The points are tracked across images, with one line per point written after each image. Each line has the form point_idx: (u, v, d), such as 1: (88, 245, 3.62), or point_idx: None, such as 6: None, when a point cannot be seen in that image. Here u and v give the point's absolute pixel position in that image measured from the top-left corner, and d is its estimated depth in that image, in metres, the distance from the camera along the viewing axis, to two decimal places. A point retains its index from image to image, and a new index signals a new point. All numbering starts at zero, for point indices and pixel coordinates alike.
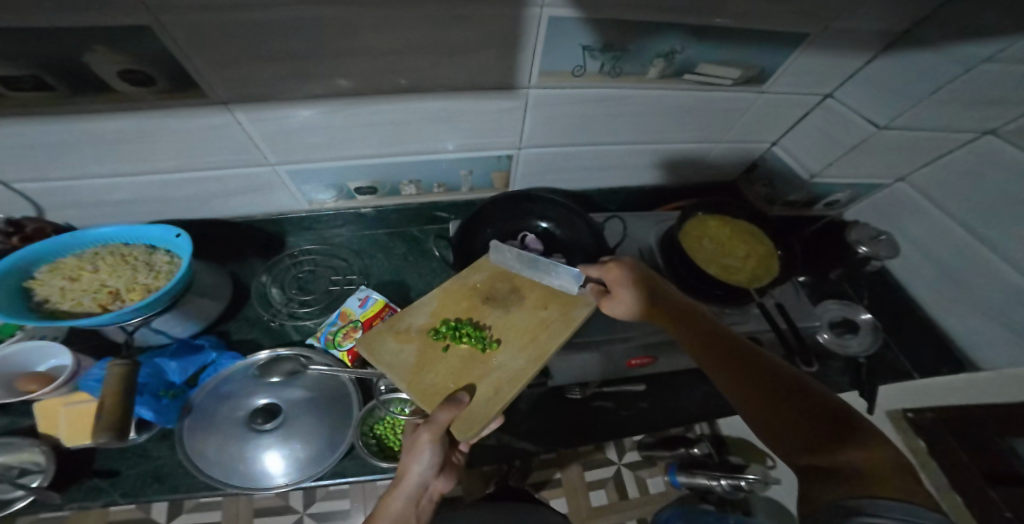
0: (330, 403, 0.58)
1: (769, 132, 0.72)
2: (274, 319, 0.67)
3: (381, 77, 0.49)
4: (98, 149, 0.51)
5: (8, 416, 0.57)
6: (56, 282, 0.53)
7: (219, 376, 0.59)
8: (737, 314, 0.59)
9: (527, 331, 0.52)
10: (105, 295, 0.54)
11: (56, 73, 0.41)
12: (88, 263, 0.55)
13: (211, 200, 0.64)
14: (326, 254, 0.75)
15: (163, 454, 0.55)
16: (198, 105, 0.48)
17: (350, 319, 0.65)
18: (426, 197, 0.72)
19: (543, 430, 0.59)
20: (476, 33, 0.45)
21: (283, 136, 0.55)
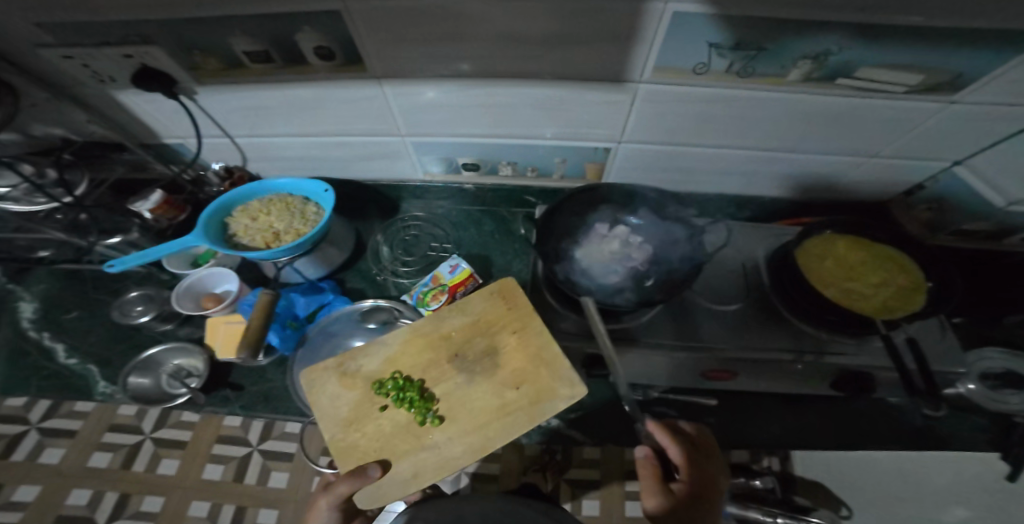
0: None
1: (952, 150, 0.59)
2: (380, 273, 0.76)
3: (511, 64, 0.54)
4: (285, 111, 0.64)
5: (189, 326, 0.68)
6: (243, 220, 0.67)
7: (330, 317, 0.68)
8: (851, 344, 0.53)
9: (482, 414, 0.52)
10: (272, 235, 0.66)
11: (280, 49, 0.53)
12: (262, 208, 0.68)
13: (352, 163, 0.76)
14: (431, 223, 0.82)
15: (275, 378, 0.63)
16: (359, 77, 0.58)
17: (439, 283, 0.69)
18: (519, 180, 0.76)
19: (597, 422, 0.59)
20: (607, 25, 0.45)
21: (417, 110, 0.63)
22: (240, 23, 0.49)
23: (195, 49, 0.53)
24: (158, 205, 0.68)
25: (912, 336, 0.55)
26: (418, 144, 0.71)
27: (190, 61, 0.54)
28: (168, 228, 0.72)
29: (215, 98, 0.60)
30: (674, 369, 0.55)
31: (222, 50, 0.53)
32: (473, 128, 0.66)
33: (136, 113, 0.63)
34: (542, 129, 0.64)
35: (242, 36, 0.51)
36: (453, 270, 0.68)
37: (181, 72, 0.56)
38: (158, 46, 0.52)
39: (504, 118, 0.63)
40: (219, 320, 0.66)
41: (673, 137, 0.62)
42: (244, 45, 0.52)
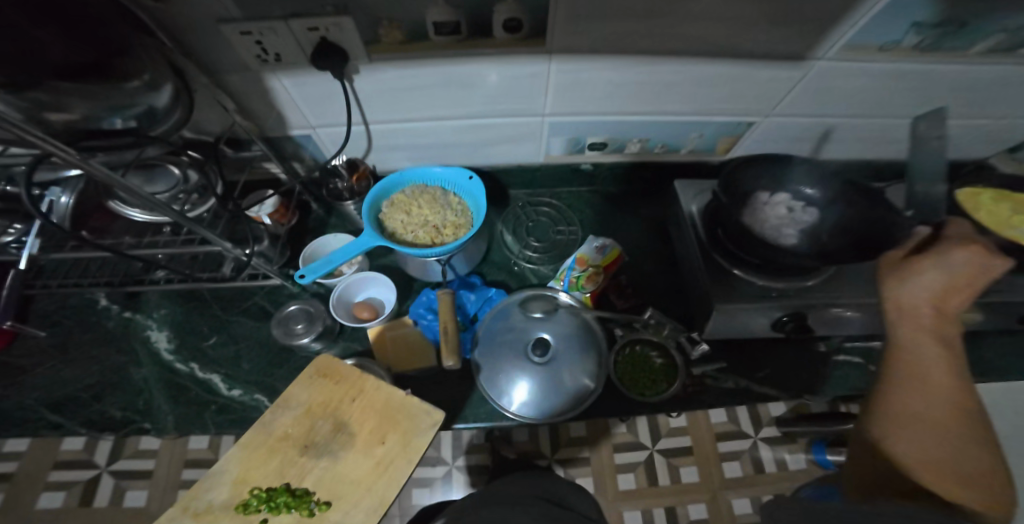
0: (580, 337, 0.66)
1: None
2: (515, 262, 0.78)
3: (699, 40, 0.53)
4: (437, 91, 0.61)
5: (344, 340, 0.69)
6: (397, 216, 0.67)
7: (496, 309, 0.70)
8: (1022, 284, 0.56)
9: (363, 477, 0.46)
10: (430, 230, 0.67)
11: (473, 19, 0.51)
12: (411, 201, 0.69)
13: (484, 148, 0.74)
14: (560, 213, 0.82)
15: (454, 382, 0.67)
16: (534, 53, 0.55)
17: (588, 264, 0.70)
18: (645, 156, 0.77)
19: (782, 376, 0.65)
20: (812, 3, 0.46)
21: (572, 87, 0.61)
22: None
23: (381, 21, 0.50)
24: (276, 209, 0.68)
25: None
26: (556, 125, 0.69)
27: (373, 31, 0.51)
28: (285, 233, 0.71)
29: (375, 75, 0.57)
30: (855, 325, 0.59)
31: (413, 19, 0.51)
32: (619, 106, 0.65)
33: (278, 99, 0.59)
34: (704, 106, 0.65)
35: (438, 5, 0.49)
36: (604, 250, 0.70)
37: (358, 44, 0.52)
38: (354, 16, 0.49)
39: (657, 94, 0.62)
40: (384, 331, 0.69)
41: (823, 108, 0.65)
42: (435, 14, 0.49)
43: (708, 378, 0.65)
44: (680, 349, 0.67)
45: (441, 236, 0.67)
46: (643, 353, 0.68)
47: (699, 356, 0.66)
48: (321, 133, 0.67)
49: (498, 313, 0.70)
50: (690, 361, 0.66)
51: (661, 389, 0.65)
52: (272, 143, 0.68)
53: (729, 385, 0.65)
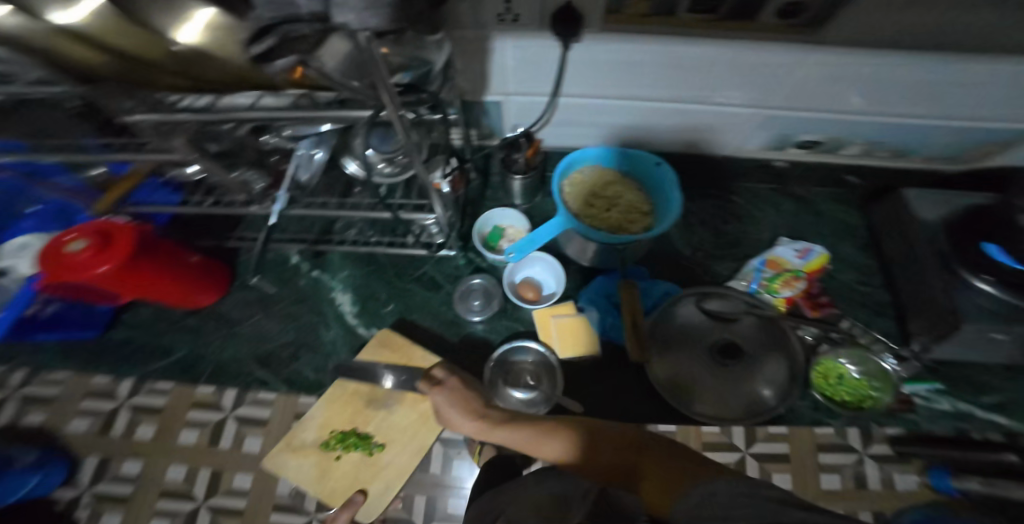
0: (768, 343, 0.62)
1: None
2: (685, 257, 0.73)
3: (978, 34, 0.49)
4: (666, 72, 0.57)
5: (509, 319, 0.69)
6: (581, 197, 0.65)
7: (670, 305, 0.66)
8: None
9: (411, 425, 0.61)
10: (614, 215, 0.65)
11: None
12: (593, 185, 0.66)
13: (677, 132, 0.71)
14: (735, 207, 0.77)
15: (621, 380, 0.64)
16: (792, 39, 0.52)
17: (788, 268, 0.68)
18: (843, 157, 0.74)
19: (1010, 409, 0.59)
20: None
21: (818, 82, 0.57)
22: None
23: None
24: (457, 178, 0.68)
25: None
26: (772, 117, 0.65)
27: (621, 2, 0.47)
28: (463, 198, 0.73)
29: (597, 47, 0.53)
30: None
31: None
32: (857, 106, 0.61)
33: (492, 63, 0.56)
34: (954, 111, 0.59)
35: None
36: (809, 256, 0.67)
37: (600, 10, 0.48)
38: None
39: (907, 94, 0.57)
40: (547, 314, 0.66)
41: None
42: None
43: (917, 399, 0.60)
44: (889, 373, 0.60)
45: (625, 222, 0.65)
46: (838, 365, 0.61)
47: (907, 374, 0.61)
48: (513, 101, 0.63)
49: (672, 309, 0.66)
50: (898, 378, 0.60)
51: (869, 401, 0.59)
52: (470, 109, 0.66)
53: (943, 407, 0.59)
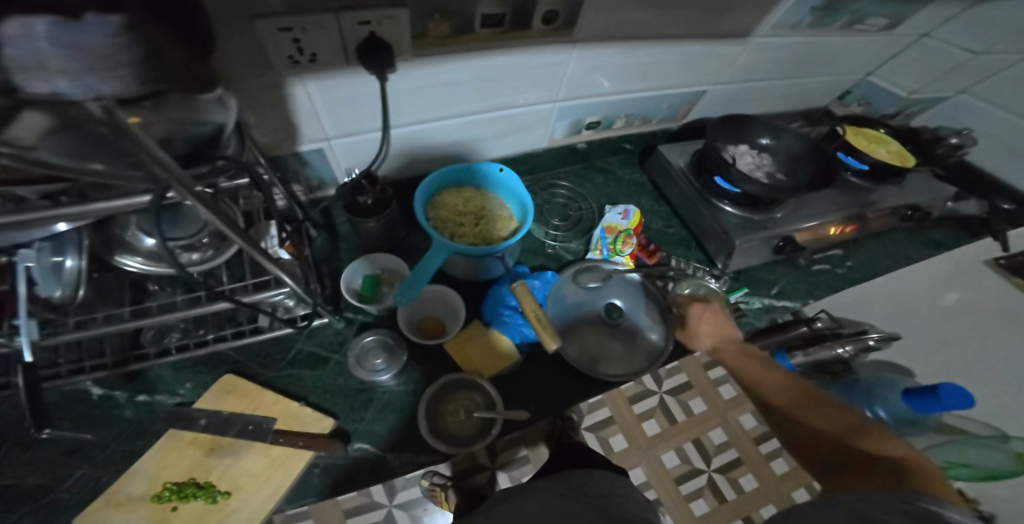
0: (638, 295, 0.74)
1: (877, 67, 0.87)
2: (548, 243, 0.81)
3: (679, 28, 0.67)
4: (471, 86, 0.59)
5: (417, 364, 0.65)
6: (447, 222, 0.65)
7: (555, 295, 0.72)
8: (898, 189, 0.82)
9: (265, 470, 0.55)
10: (483, 228, 0.66)
11: (516, 9, 0.52)
12: (454, 205, 0.67)
13: (496, 140, 0.76)
14: (569, 193, 0.88)
15: (545, 375, 0.67)
16: (559, 42, 0.60)
17: (619, 230, 0.80)
18: (626, 129, 0.90)
19: (791, 289, 0.80)
20: None
21: (584, 73, 0.68)
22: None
23: (434, 12, 0.47)
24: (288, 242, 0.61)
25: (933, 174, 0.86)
26: (564, 109, 0.76)
27: (423, 24, 0.47)
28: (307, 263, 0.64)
29: (409, 75, 0.52)
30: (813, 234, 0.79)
31: (464, 13, 0.49)
32: (622, 86, 0.76)
33: (294, 109, 0.49)
34: (676, 82, 0.80)
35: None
36: (629, 216, 0.80)
37: (407, 41, 0.47)
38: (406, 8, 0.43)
39: (646, 74, 0.74)
40: (460, 340, 0.66)
41: (752, 76, 0.84)
42: (488, 6, 0.49)
43: (741, 305, 0.77)
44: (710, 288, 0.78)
45: (496, 230, 0.67)
46: None
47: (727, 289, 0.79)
48: (337, 145, 0.57)
49: (558, 296, 0.73)
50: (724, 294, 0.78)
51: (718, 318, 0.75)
52: (279, 162, 0.55)
53: (757, 305, 0.78)
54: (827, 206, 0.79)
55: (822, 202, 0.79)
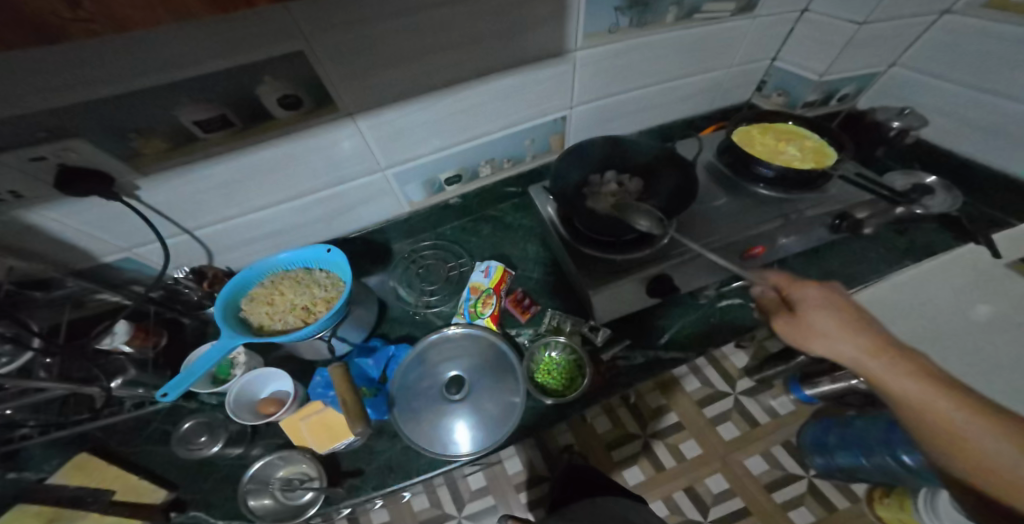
0: (499, 362, 0.66)
1: (767, 49, 0.84)
2: (416, 311, 0.75)
3: (474, 67, 0.63)
4: (257, 177, 0.59)
5: (262, 441, 0.61)
6: (259, 309, 0.60)
7: (402, 369, 0.64)
8: (817, 196, 0.67)
9: None
10: (300, 311, 0.60)
11: (236, 108, 0.50)
12: (275, 290, 0.62)
13: (339, 216, 0.73)
14: (445, 246, 0.83)
15: (387, 447, 0.60)
16: (333, 119, 0.58)
17: (482, 290, 0.72)
18: (499, 174, 0.84)
19: (687, 337, 0.67)
20: (530, 13, 0.60)
21: (393, 138, 0.65)
22: (192, 86, 0.46)
23: (130, 131, 0.47)
24: (132, 335, 0.61)
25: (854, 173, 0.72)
26: (400, 174, 0.71)
27: (126, 146, 0.48)
28: (158, 356, 0.65)
29: (163, 187, 0.54)
30: (710, 269, 0.67)
31: (165, 125, 0.48)
32: (454, 138, 0.72)
33: (64, 236, 0.54)
34: (515, 118, 0.74)
35: (191, 104, 0.48)
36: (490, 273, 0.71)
37: (117, 163, 0.49)
38: (82, 137, 0.45)
39: (474, 118, 0.70)
40: (296, 419, 0.60)
41: (609, 91, 0.79)
42: (192, 114, 0.48)
43: (619, 361, 0.66)
44: (582, 336, 0.69)
45: (314, 314, 0.61)
46: (552, 358, 0.69)
47: (602, 343, 0.68)
48: (142, 251, 0.60)
49: (405, 370, 0.64)
50: (596, 349, 0.68)
51: (579, 381, 0.65)
52: (88, 273, 0.59)
53: (638, 360, 0.66)
54: (714, 232, 0.66)
55: (705, 229, 0.66)
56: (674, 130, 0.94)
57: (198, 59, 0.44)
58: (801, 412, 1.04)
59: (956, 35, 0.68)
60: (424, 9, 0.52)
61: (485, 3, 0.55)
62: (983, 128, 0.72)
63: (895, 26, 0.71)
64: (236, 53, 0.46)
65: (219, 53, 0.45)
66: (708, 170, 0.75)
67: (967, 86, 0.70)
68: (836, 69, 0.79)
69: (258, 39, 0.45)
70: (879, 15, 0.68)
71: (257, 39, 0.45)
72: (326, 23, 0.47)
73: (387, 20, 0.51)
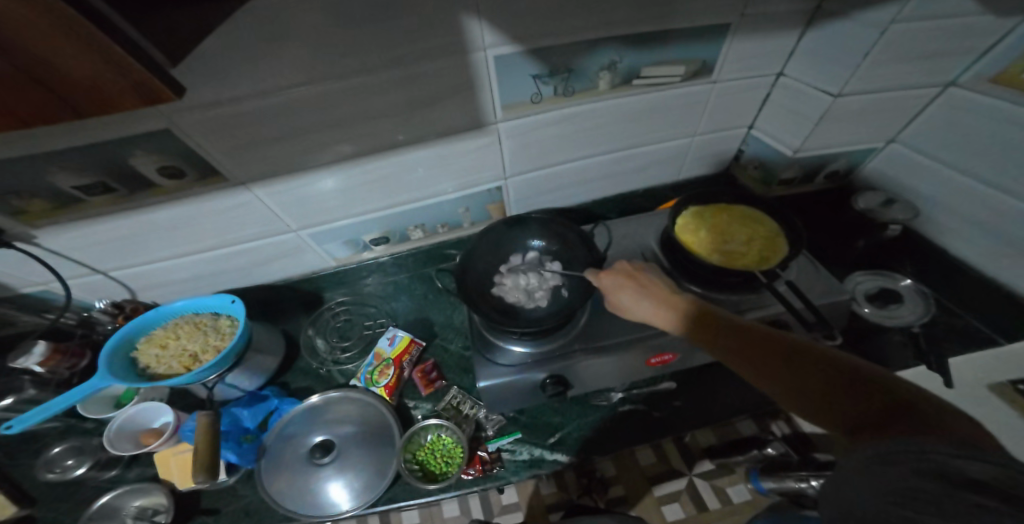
0: (377, 434, 0.70)
1: (740, 117, 0.74)
2: (322, 366, 0.79)
3: (371, 138, 0.62)
4: (159, 236, 0.64)
5: (138, 466, 0.71)
6: (150, 351, 0.67)
7: (282, 421, 0.72)
8: (755, 299, 0.61)
9: None
10: (187, 358, 0.67)
11: (116, 177, 0.54)
12: (172, 333, 0.69)
13: (258, 268, 0.76)
14: (358, 303, 0.87)
15: (248, 492, 0.67)
16: (224, 186, 0.60)
17: (383, 358, 0.77)
18: (434, 238, 0.84)
19: (583, 440, 0.70)
20: (422, 89, 0.57)
21: (298, 203, 0.67)
22: (61, 159, 0.50)
23: (11, 193, 0.52)
24: (47, 356, 0.67)
25: (795, 277, 0.61)
26: (315, 235, 0.74)
27: (11, 205, 0.54)
28: (73, 376, 0.71)
29: (60, 236, 0.59)
30: (612, 371, 0.68)
31: (46, 189, 0.53)
32: (368, 204, 0.72)
33: None
34: (444, 186, 0.73)
35: (63, 172, 0.52)
36: (392, 342, 0.77)
37: (7, 219, 0.55)
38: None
39: (387, 188, 0.70)
40: (169, 452, 0.69)
41: (548, 162, 0.74)
42: (69, 181, 0.53)
43: (504, 453, 0.69)
44: (476, 421, 0.72)
45: (200, 361, 0.67)
46: (441, 436, 0.71)
47: (493, 433, 0.71)
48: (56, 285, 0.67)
49: (286, 424, 0.72)
50: (484, 439, 0.70)
51: (452, 468, 0.67)
52: (16, 302, 0.69)
53: (523, 457, 0.68)
54: (619, 334, 0.66)
55: (599, 330, 0.67)
56: (636, 201, 0.87)
57: (59, 140, 0.48)
58: (756, 504, 0.87)
59: (971, 111, 0.57)
60: (301, 84, 0.51)
61: (371, 79, 0.54)
62: (999, 233, 0.61)
63: (887, 98, 0.60)
64: (96, 131, 0.49)
65: (96, 131, 0.48)
66: (632, 253, 0.71)
67: (986, 182, 0.59)
68: (813, 142, 0.68)
69: (115, 123, 0.48)
70: (858, 87, 0.58)
71: (119, 123, 0.48)
72: (194, 106, 0.49)
73: (263, 95, 0.51)
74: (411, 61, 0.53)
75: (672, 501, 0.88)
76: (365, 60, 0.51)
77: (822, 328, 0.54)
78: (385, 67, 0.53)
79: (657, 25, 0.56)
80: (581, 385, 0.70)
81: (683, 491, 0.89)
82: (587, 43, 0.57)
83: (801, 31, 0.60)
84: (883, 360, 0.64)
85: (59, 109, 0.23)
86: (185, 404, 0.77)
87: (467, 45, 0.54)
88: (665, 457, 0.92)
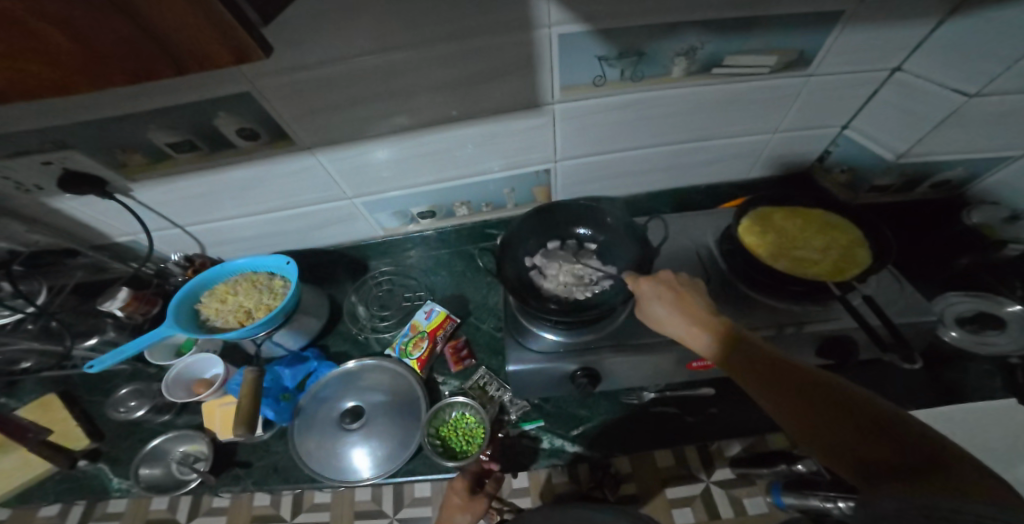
0: (404, 406, 0.72)
1: (835, 115, 0.68)
2: (360, 332, 0.82)
3: (430, 112, 0.61)
4: (229, 196, 0.67)
5: (186, 414, 0.77)
6: (211, 304, 0.72)
7: (320, 383, 0.75)
8: (820, 310, 0.57)
9: (17, 467, 0.72)
10: (241, 313, 0.71)
11: (198, 136, 0.56)
12: (230, 289, 0.73)
13: (312, 231, 0.80)
14: (400, 274, 0.89)
15: (280, 450, 0.72)
16: (291, 150, 0.62)
17: (418, 330, 0.78)
18: (479, 216, 0.84)
19: (606, 436, 0.69)
20: (496, 63, 0.55)
21: (357, 171, 0.68)
22: (156, 117, 0.53)
23: (116, 148, 0.56)
24: (128, 302, 0.73)
25: (873, 292, 0.57)
26: (369, 204, 0.75)
27: (114, 159, 0.57)
28: (144, 322, 0.77)
29: (149, 191, 0.63)
30: (652, 366, 0.65)
31: (142, 145, 0.56)
32: (417, 178, 0.72)
33: (76, 216, 0.67)
34: (490, 164, 0.72)
35: (159, 130, 0.55)
36: (428, 316, 0.78)
37: (108, 171, 0.59)
38: (75, 149, 0.55)
39: (441, 163, 0.70)
40: (214, 403, 0.75)
41: (609, 147, 0.71)
42: (162, 138, 0.56)
43: (524, 439, 0.69)
44: (500, 404, 0.72)
45: (253, 317, 0.71)
46: (464, 416, 0.71)
47: (516, 417, 0.71)
48: (145, 236, 0.73)
49: (322, 388, 0.75)
50: (506, 422, 0.71)
51: (472, 448, 0.67)
52: (106, 248, 0.75)
53: (542, 445, 0.68)
54: (663, 330, 0.64)
55: (640, 327, 0.65)
56: (695, 195, 0.83)
57: (159, 98, 0.50)
58: (773, 517, 0.84)
59: None
60: (378, 51, 0.51)
61: (447, 49, 0.52)
62: None
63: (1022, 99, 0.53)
64: (188, 90, 0.50)
65: (184, 89, 0.50)
66: (688, 251, 0.68)
67: None
68: (924, 146, 0.63)
69: (202, 84, 0.50)
70: (1001, 86, 0.51)
71: (204, 83, 0.50)
72: (275, 68, 0.50)
73: (344, 61, 0.51)
74: (485, 33, 0.51)
75: (685, 505, 0.86)
76: (439, 30, 0.50)
77: (900, 350, 0.50)
78: (461, 37, 0.51)
79: (746, 10, 0.51)
80: (614, 381, 0.68)
81: (698, 496, 0.87)
82: (667, 26, 0.53)
83: (938, 21, 0.52)
84: (954, 386, 0.60)
85: (167, 65, 0.25)
86: (235, 357, 0.82)
87: (534, 21, 0.50)
88: (684, 459, 0.90)
